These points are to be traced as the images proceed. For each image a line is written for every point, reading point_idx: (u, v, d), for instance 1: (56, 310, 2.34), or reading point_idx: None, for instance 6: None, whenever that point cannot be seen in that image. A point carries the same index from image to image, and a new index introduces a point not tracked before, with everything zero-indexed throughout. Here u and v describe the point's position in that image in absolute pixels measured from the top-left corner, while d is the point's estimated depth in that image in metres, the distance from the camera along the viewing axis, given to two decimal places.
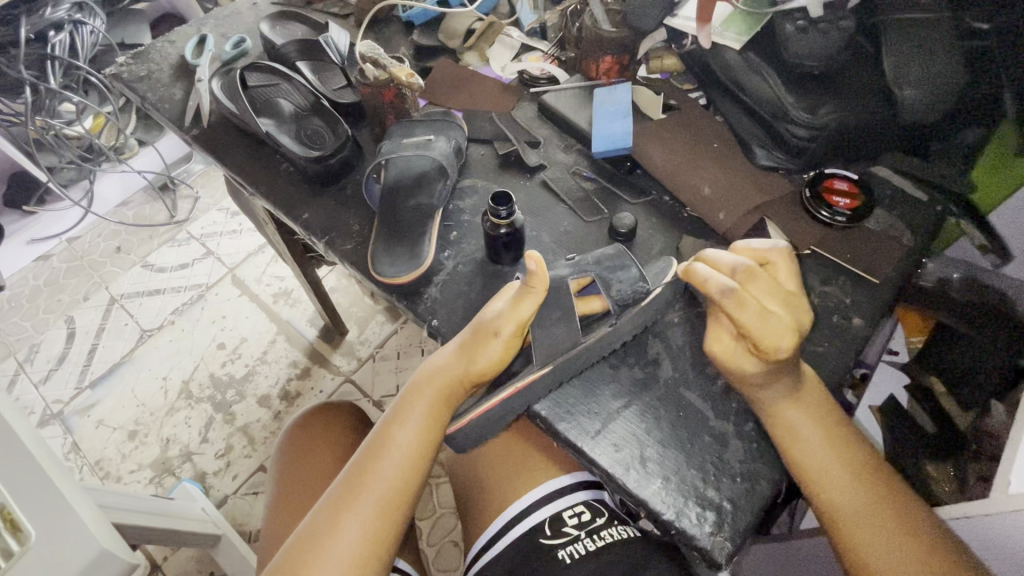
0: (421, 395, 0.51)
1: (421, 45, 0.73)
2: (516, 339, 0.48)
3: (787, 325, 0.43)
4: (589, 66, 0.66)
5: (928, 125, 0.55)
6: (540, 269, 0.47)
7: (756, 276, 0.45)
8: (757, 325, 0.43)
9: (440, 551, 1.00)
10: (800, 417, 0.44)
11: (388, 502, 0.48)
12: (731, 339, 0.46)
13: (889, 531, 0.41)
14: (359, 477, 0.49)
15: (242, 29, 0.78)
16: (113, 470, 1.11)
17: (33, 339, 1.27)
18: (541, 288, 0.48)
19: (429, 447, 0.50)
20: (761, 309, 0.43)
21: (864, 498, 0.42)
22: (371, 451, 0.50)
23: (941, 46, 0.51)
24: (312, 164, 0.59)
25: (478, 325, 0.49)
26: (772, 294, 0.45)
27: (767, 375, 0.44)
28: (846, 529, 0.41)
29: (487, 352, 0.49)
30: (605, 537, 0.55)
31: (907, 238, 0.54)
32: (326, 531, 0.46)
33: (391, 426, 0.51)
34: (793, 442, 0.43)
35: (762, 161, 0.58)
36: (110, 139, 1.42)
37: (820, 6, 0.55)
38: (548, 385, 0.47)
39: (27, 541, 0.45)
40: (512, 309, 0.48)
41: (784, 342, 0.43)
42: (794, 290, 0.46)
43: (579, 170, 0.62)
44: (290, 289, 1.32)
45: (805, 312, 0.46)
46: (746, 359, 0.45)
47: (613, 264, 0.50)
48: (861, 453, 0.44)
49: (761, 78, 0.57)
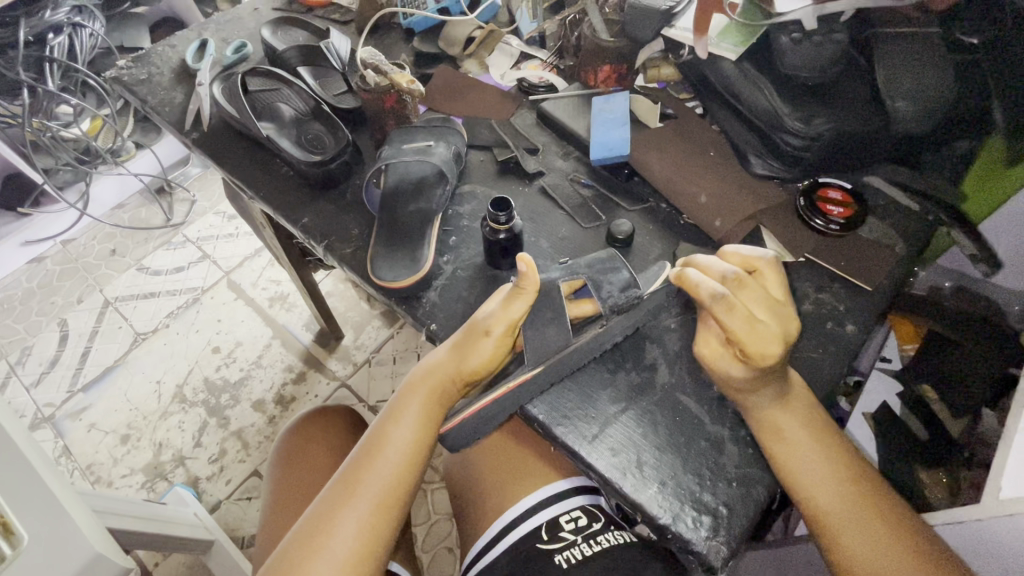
0: (415, 393, 0.51)
1: (421, 52, 0.73)
2: (508, 338, 0.49)
3: (774, 334, 0.44)
4: (587, 75, 0.67)
5: (920, 137, 0.56)
6: (531, 270, 0.47)
7: (746, 284, 0.46)
8: (744, 330, 0.44)
9: (435, 557, 0.99)
10: (787, 418, 0.45)
11: (384, 501, 0.48)
12: (718, 343, 0.47)
13: (876, 532, 0.41)
14: (354, 476, 0.49)
15: (244, 35, 0.78)
16: (105, 475, 1.10)
17: (26, 341, 1.26)
18: (531, 290, 0.48)
19: (423, 446, 0.50)
20: (749, 316, 0.44)
21: (850, 500, 0.42)
22: (367, 449, 0.50)
23: (933, 60, 0.53)
24: (312, 168, 0.59)
25: (471, 325, 0.50)
26: (760, 302, 0.46)
27: (754, 382, 0.45)
28: (834, 531, 0.42)
29: (479, 351, 0.49)
30: (602, 542, 0.55)
31: (900, 247, 0.55)
32: (323, 529, 0.46)
33: (387, 424, 0.51)
34: (781, 444, 0.44)
35: (757, 170, 0.59)
36: (106, 141, 1.41)
37: (814, 19, 0.56)
38: (542, 385, 0.47)
39: (19, 545, 0.44)
40: (503, 310, 0.48)
41: (770, 349, 0.43)
42: (781, 298, 0.47)
43: (577, 177, 0.62)
44: (285, 294, 1.32)
45: (793, 322, 0.47)
46: (732, 364, 0.45)
47: (605, 266, 0.50)
48: (843, 454, 0.45)
49: (758, 89, 0.58)
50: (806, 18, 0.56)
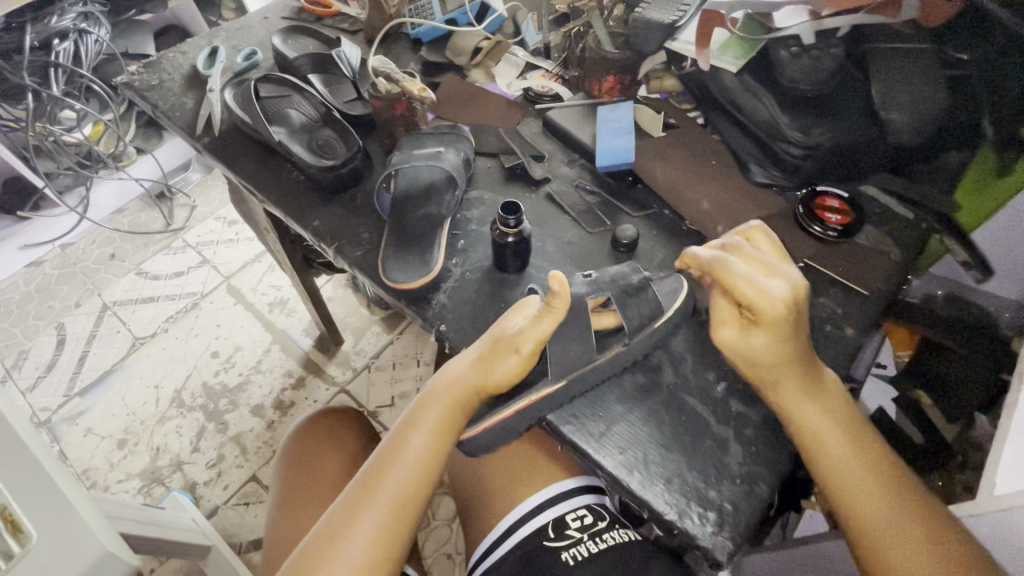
0: (436, 402, 0.52)
1: (429, 62, 0.75)
2: (534, 355, 0.49)
3: (777, 287, 0.45)
4: (592, 86, 0.69)
5: (914, 148, 0.58)
6: (563, 289, 0.48)
7: (741, 247, 0.48)
8: (748, 291, 0.45)
9: (435, 562, 0.99)
10: (823, 423, 0.44)
11: (401, 506, 0.49)
12: (731, 313, 0.48)
13: (917, 547, 0.41)
14: (373, 480, 0.49)
15: (254, 42, 0.80)
16: (101, 480, 1.09)
17: (22, 345, 1.26)
18: (562, 308, 0.48)
19: (441, 453, 0.51)
20: (750, 275, 0.46)
21: (896, 517, 0.42)
22: (386, 454, 0.51)
23: (928, 77, 0.55)
24: (324, 173, 0.61)
25: (497, 339, 0.50)
26: (758, 261, 0.47)
27: (775, 355, 0.45)
28: (870, 536, 0.42)
29: (504, 365, 0.49)
30: (607, 540, 0.56)
31: (896, 254, 0.57)
32: (341, 530, 0.47)
33: (407, 432, 0.52)
34: (824, 459, 0.44)
35: (758, 178, 0.61)
36: (109, 146, 1.42)
37: (812, 35, 0.59)
38: (562, 398, 0.48)
39: (28, 541, 0.45)
40: (531, 327, 0.48)
41: (775, 300, 0.44)
42: (781, 256, 0.49)
43: (581, 184, 0.64)
44: (285, 299, 1.32)
45: (800, 276, 0.47)
46: (749, 334, 0.46)
47: (626, 280, 0.52)
48: (882, 459, 0.44)
49: (759, 102, 0.60)
50: (804, 34, 0.59)
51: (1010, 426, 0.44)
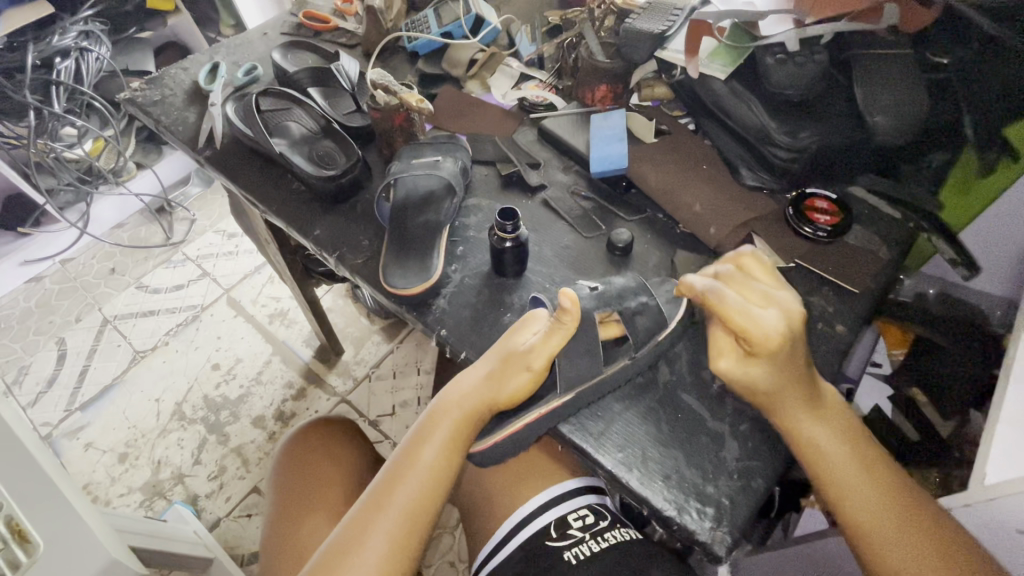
0: (447, 416, 0.52)
1: (426, 73, 0.77)
2: (546, 371, 0.50)
3: (773, 318, 0.46)
4: (585, 94, 0.71)
5: (896, 148, 0.59)
6: (573, 306, 0.49)
7: (734, 277, 0.50)
8: (744, 323, 0.46)
9: (437, 570, 1.00)
10: (821, 432, 0.45)
11: (411, 516, 0.49)
12: (728, 343, 0.48)
13: (916, 549, 0.41)
14: (383, 495, 0.50)
15: (254, 57, 0.82)
16: (102, 494, 1.09)
17: (23, 360, 1.26)
18: (571, 323, 0.50)
19: (450, 465, 0.51)
20: (745, 306, 0.46)
21: (896, 521, 0.43)
22: (397, 467, 0.51)
23: (904, 80, 0.57)
24: (324, 183, 0.62)
25: (508, 355, 0.51)
26: (751, 291, 0.49)
27: (774, 382, 0.46)
28: (873, 543, 0.42)
29: (515, 380, 0.51)
30: (609, 539, 0.57)
31: (884, 252, 0.58)
32: (353, 545, 0.48)
33: (418, 446, 0.52)
34: (825, 470, 0.45)
35: (748, 181, 0.62)
36: (109, 161, 1.44)
37: (796, 42, 0.61)
38: (570, 409, 0.49)
39: (35, 552, 0.45)
40: (544, 343, 0.50)
41: (771, 331, 0.45)
42: (772, 283, 0.50)
43: (577, 190, 0.65)
44: (286, 310, 1.33)
45: (795, 303, 0.48)
46: (748, 365, 0.46)
47: (626, 290, 0.53)
48: (878, 464, 0.45)
49: (746, 106, 0.61)
50: (789, 40, 0.61)
51: (999, 417, 0.45)
